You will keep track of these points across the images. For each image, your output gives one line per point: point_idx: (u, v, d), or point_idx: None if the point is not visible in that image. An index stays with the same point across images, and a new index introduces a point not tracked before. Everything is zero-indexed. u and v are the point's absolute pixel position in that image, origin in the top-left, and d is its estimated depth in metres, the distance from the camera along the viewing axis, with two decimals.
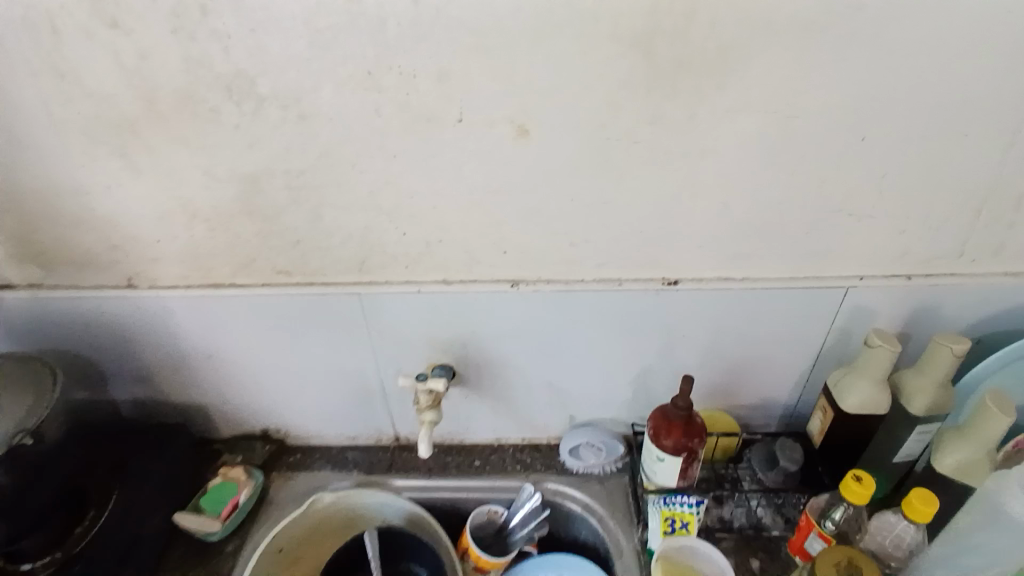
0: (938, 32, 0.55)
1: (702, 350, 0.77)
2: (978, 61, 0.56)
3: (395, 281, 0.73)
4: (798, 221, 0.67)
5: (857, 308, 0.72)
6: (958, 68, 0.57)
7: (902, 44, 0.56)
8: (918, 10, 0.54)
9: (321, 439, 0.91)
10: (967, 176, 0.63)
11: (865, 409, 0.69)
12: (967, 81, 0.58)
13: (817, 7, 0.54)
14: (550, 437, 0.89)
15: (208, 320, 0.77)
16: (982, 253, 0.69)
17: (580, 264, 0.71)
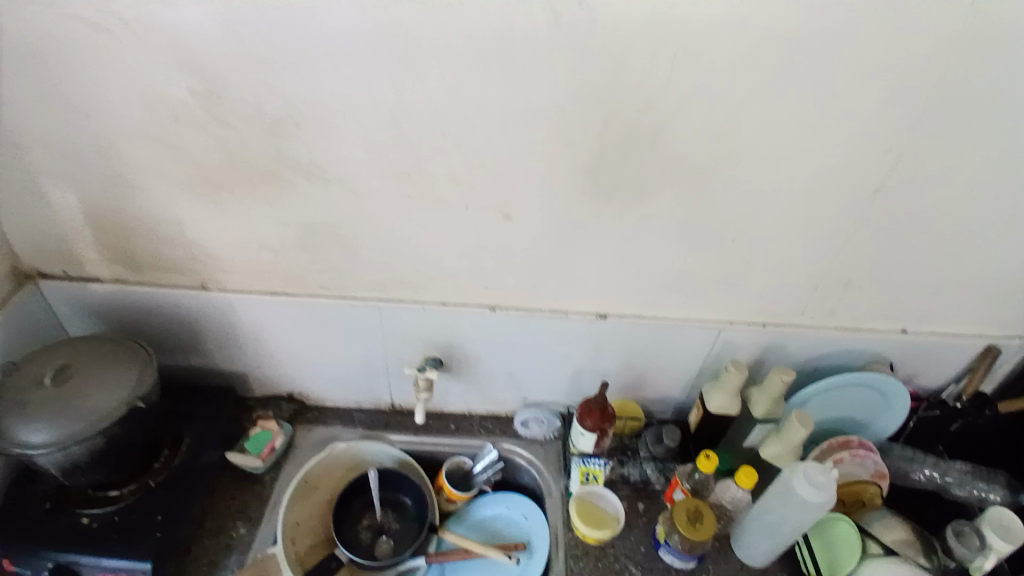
0: (798, 185, 0.82)
1: (622, 360, 1.08)
2: (822, 204, 0.84)
3: (406, 300, 0.99)
4: (695, 284, 0.96)
5: (727, 342, 1.03)
6: (809, 207, 0.84)
7: (773, 190, 0.82)
8: (784, 172, 0.81)
9: (333, 401, 1.19)
10: (809, 269, 0.93)
11: (722, 410, 1.01)
12: (814, 215, 0.85)
13: (719, 162, 0.80)
14: (507, 410, 1.20)
15: (260, 316, 1.01)
16: (819, 314, 0.99)
17: (540, 298, 0.99)
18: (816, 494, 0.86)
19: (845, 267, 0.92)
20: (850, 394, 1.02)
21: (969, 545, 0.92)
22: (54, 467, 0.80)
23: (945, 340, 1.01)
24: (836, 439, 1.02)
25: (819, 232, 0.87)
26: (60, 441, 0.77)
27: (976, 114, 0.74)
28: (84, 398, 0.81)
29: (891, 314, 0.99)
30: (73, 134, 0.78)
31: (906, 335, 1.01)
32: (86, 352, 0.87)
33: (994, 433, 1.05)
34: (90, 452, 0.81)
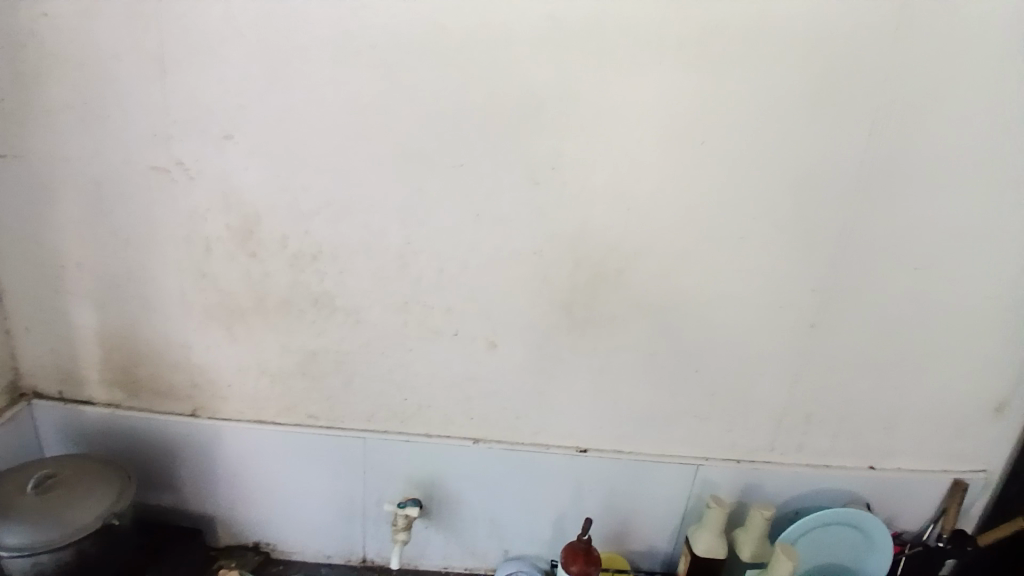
0: (744, 319, 0.94)
1: (605, 502, 1.06)
2: (769, 338, 0.95)
3: (391, 432, 1.02)
4: (668, 418, 1.01)
5: (705, 480, 1.04)
6: (760, 340, 0.95)
7: (725, 324, 0.94)
8: (732, 307, 0.93)
9: (301, 555, 1.11)
10: (771, 402, 1.00)
11: (709, 552, 0.99)
12: (765, 348, 0.96)
13: (676, 297, 0.92)
14: (487, 567, 1.13)
15: (244, 447, 1.02)
16: (788, 450, 1.04)
17: (522, 431, 1.02)
18: None
19: (803, 399, 1.00)
20: (833, 532, 1.03)
21: None
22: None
23: (912, 480, 1.06)
24: None
25: (773, 364, 0.97)
26: (30, 546, 0.78)
27: (874, 259, 0.91)
28: (63, 509, 0.82)
29: (854, 449, 1.04)
30: (117, 263, 0.91)
31: (875, 471, 1.05)
32: (81, 463, 0.90)
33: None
34: (55, 566, 0.80)
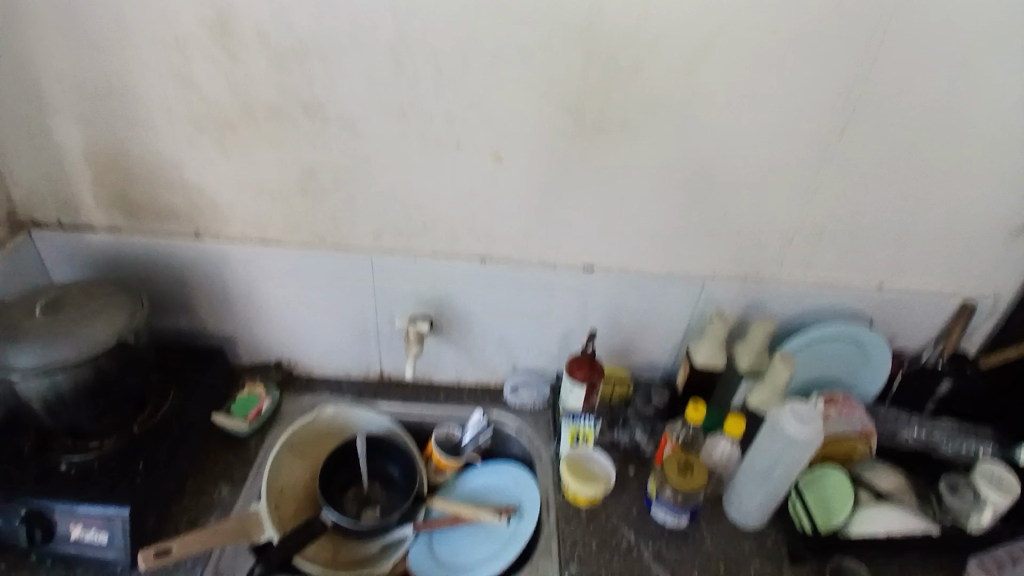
0: (766, 125, 0.87)
1: (609, 319, 1.09)
2: (791, 146, 0.89)
3: (397, 251, 1.01)
4: (678, 235, 0.99)
5: (710, 296, 1.05)
6: (780, 148, 0.90)
7: (745, 131, 0.88)
8: (755, 110, 0.86)
9: (320, 370, 1.18)
10: (786, 218, 0.97)
11: (708, 363, 1.02)
12: (786, 157, 0.90)
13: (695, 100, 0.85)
14: (496, 379, 1.19)
15: (252, 267, 1.03)
16: (798, 268, 1.03)
17: (528, 249, 1.02)
18: (805, 429, 0.86)
19: (820, 214, 0.96)
20: (830, 348, 1.05)
21: (962, 499, 0.93)
22: (37, 400, 0.83)
23: (920, 298, 1.06)
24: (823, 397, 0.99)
25: (792, 176, 0.92)
26: (48, 367, 0.80)
27: (920, 50, 0.81)
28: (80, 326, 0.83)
29: (865, 265, 1.02)
30: (90, 69, 0.84)
31: (882, 290, 1.05)
32: (81, 293, 0.89)
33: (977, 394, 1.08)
34: (74, 385, 0.83)
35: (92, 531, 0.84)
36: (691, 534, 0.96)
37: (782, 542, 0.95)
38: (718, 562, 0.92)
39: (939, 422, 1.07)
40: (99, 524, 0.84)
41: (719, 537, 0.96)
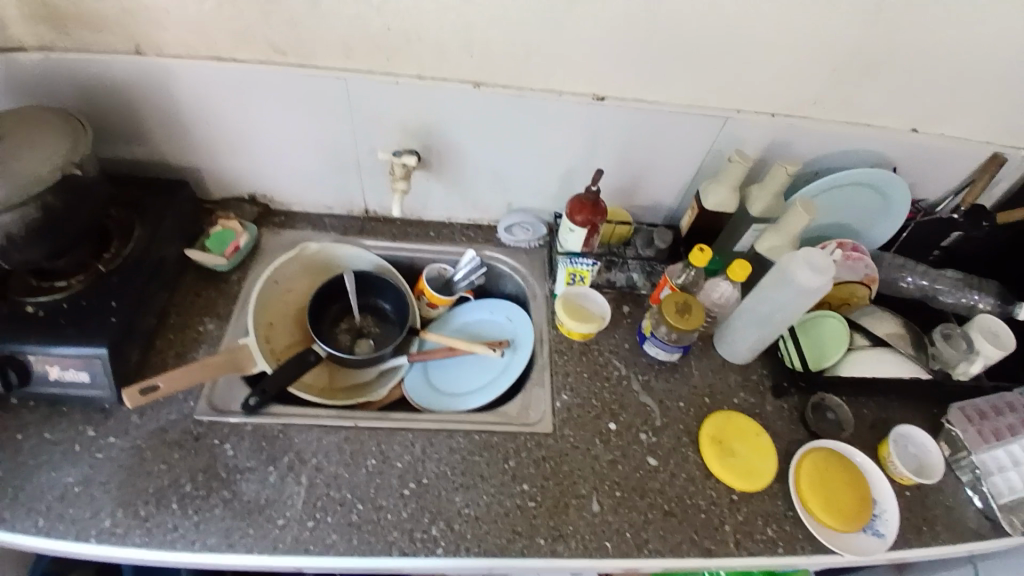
0: None
1: (614, 156, 1.00)
2: None
3: (377, 71, 0.88)
4: (699, 59, 0.87)
5: (730, 134, 0.97)
6: None
7: None
8: None
9: (301, 206, 1.10)
10: (829, 40, 0.84)
11: (719, 206, 0.96)
12: None
13: None
14: (489, 219, 1.13)
15: (209, 89, 0.90)
16: (829, 103, 0.93)
17: (529, 72, 0.89)
18: (816, 277, 0.83)
19: (866, 40, 0.84)
20: (850, 195, 1.00)
21: (956, 348, 0.96)
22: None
23: (949, 146, 0.99)
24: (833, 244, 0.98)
25: None
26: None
27: None
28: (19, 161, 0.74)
29: (901, 103, 0.93)
30: None
31: (916, 133, 0.97)
32: (13, 117, 0.79)
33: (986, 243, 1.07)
34: (22, 225, 0.74)
35: (70, 370, 0.81)
36: (680, 367, 0.99)
37: (766, 375, 0.99)
38: (704, 393, 0.97)
39: (945, 271, 1.07)
40: (76, 364, 0.81)
41: (707, 371, 0.99)
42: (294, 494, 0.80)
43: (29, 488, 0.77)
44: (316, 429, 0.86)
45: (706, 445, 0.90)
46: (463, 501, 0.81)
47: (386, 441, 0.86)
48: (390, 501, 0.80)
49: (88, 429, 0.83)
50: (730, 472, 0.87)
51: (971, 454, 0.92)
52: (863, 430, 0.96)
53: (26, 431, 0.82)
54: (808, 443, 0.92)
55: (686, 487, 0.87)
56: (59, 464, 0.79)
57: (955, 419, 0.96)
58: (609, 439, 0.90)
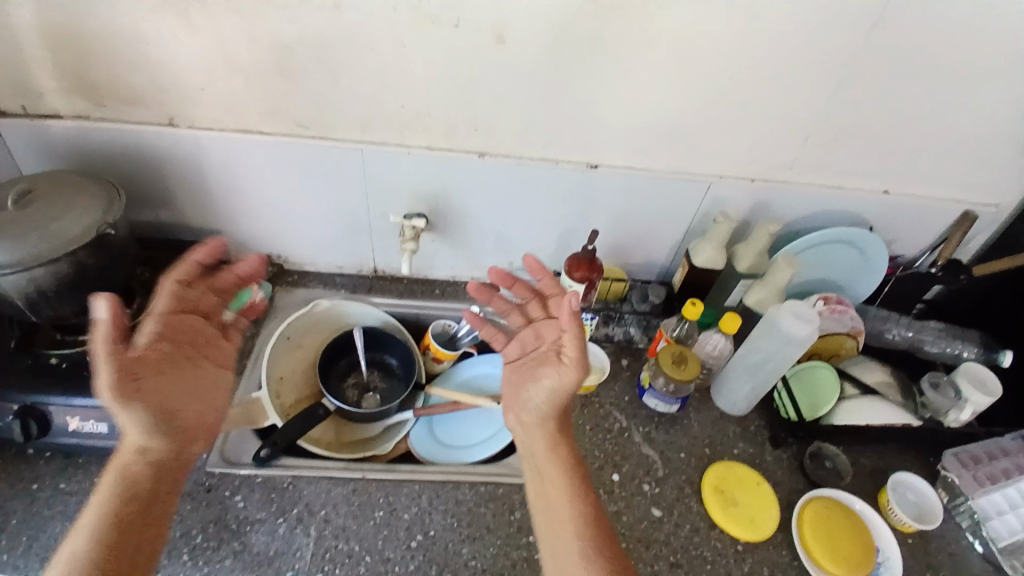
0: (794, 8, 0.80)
1: (609, 217, 1.07)
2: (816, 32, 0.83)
3: (390, 142, 0.96)
4: (684, 130, 0.96)
5: (715, 197, 1.04)
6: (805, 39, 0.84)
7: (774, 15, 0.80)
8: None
9: (313, 266, 1.16)
10: (800, 114, 0.93)
11: (708, 264, 1.03)
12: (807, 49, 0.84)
13: None
14: (492, 277, 1.19)
15: (234, 159, 0.97)
16: (805, 168, 1.01)
17: (529, 142, 0.97)
18: (801, 327, 0.88)
19: (837, 111, 0.93)
20: (830, 252, 1.07)
21: (946, 396, 0.99)
22: (16, 294, 0.79)
23: (920, 206, 1.06)
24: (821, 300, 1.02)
25: (815, 69, 0.87)
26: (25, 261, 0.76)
27: None
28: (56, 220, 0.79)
29: (872, 168, 1.01)
30: None
31: (887, 195, 1.05)
32: (55, 180, 0.86)
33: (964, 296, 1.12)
34: (54, 279, 0.80)
35: (90, 422, 0.84)
36: (679, 418, 1.02)
37: (763, 425, 1.02)
38: (704, 444, 0.99)
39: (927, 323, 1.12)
40: (97, 415, 0.83)
41: (706, 422, 1.02)
42: (303, 546, 0.80)
43: (42, 539, 0.78)
44: (325, 481, 0.87)
45: (709, 495, 0.91)
46: (470, 553, 0.82)
47: (394, 492, 0.87)
48: (398, 553, 0.81)
49: (102, 481, 0.84)
50: (733, 521, 0.88)
51: (970, 499, 0.94)
52: (860, 479, 0.99)
53: (42, 481, 0.84)
54: (808, 492, 0.94)
55: (690, 538, 0.88)
56: (72, 516, 0.81)
57: (950, 465, 0.98)
58: (613, 490, 0.92)
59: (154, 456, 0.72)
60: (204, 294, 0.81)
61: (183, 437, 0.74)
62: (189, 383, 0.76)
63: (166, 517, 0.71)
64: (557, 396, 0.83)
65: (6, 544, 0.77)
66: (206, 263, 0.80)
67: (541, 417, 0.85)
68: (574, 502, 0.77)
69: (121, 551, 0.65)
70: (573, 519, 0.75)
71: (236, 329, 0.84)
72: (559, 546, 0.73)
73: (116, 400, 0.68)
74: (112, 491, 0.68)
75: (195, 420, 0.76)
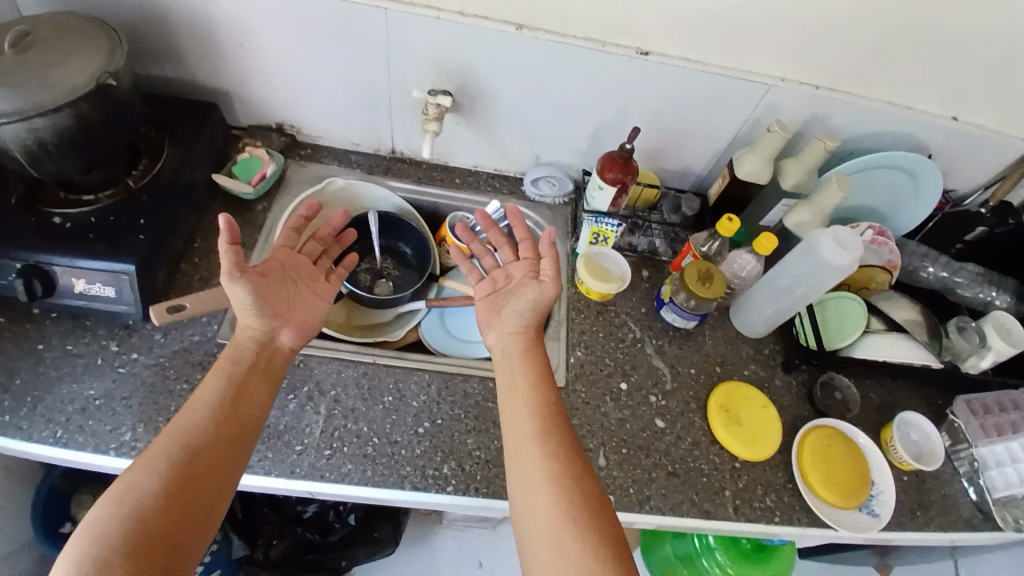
0: None
1: (651, 116, 0.98)
2: None
3: (418, 4, 0.85)
4: (752, 22, 0.84)
5: (771, 104, 0.95)
6: None
7: None
8: None
9: (327, 140, 1.09)
10: (887, 13, 0.82)
11: (751, 177, 0.95)
12: None
13: None
14: (516, 170, 1.12)
15: (244, 9, 0.87)
16: (878, 80, 0.91)
17: (574, 19, 0.86)
18: (841, 254, 0.83)
19: (928, 13, 0.81)
20: (884, 177, 0.99)
21: (969, 340, 0.98)
22: (16, 147, 0.73)
23: (994, 135, 0.97)
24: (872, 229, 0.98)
25: None
26: (27, 113, 0.70)
27: None
28: (52, 67, 0.73)
29: (952, 86, 0.91)
30: None
31: (956, 122, 0.95)
32: (48, 24, 0.77)
33: (1013, 239, 1.06)
34: (55, 133, 0.73)
35: (97, 285, 0.82)
36: (694, 335, 1.00)
37: (777, 350, 1.01)
38: (715, 362, 0.98)
39: (966, 264, 1.07)
40: (103, 279, 0.82)
41: (720, 341, 1.00)
42: (312, 423, 0.82)
43: (50, 399, 0.81)
44: (335, 362, 0.87)
45: (714, 412, 0.92)
46: (475, 444, 0.84)
47: (403, 380, 0.87)
48: (404, 437, 0.83)
49: (111, 343, 0.86)
50: (734, 438, 0.89)
51: (972, 447, 0.96)
52: (865, 412, 0.99)
53: (48, 343, 0.85)
54: (811, 420, 0.95)
55: (689, 451, 0.89)
56: (81, 376, 0.83)
57: (959, 411, 0.99)
58: (619, 398, 0.92)
59: (259, 334, 0.79)
60: (309, 241, 0.92)
61: (284, 322, 0.81)
62: (297, 297, 0.84)
63: (264, 398, 0.76)
64: (536, 312, 0.84)
65: (12, 403, 0.80)
66: (309, 219, 0.92)
67: (525, 331, 0.85)
68: (545, 425, 0.75)
69: (227, 418, 0.71)
70: (541, 440, 0.73)
71: (340, 271, 0.92)
72: (527, 467, 0.72)
73: (230, 274, 0.74)
74: (227, 367, 0.76)
75: (300, 316, 0.83)
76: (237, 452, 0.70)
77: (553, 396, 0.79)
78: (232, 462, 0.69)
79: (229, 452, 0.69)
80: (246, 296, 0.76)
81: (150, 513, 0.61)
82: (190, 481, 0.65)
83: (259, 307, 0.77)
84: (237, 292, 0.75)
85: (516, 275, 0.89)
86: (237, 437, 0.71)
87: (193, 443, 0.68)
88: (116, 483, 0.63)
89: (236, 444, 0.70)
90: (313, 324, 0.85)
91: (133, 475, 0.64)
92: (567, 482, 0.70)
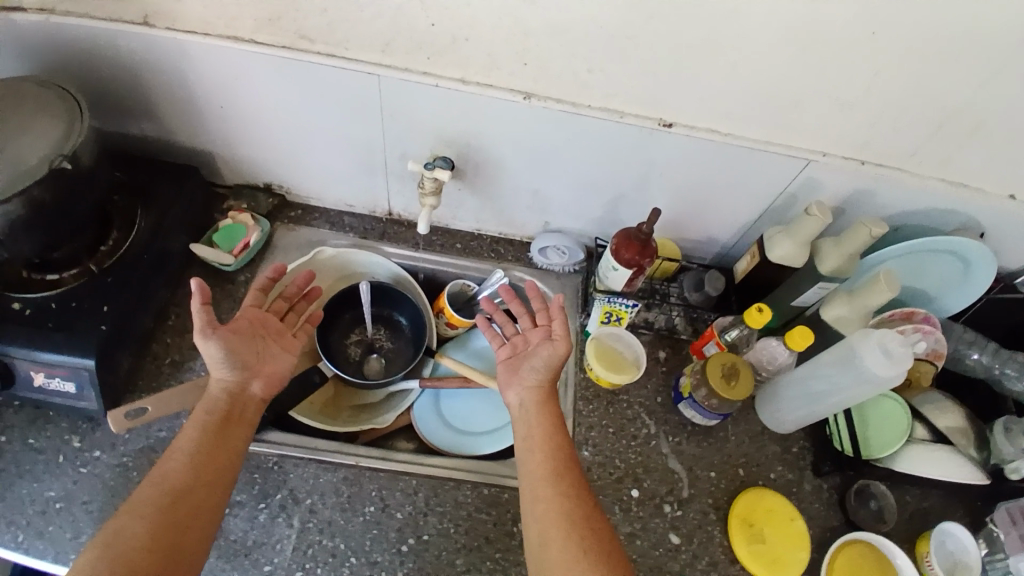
0: None
1: (672, 188, 0.89)
2: None
3: (415, 71, 0.76)
4: (789, 95, 0.74)
5: (810, 179, 0.84)
6: None
7: None
8: None
9: (319, 201, 1.01)
10: (945, 90, 0.72)
11: (784, 260, 0.85)
12: None
13: None
14: (523, 235, 1.03)
15: (225, 72, 0.79)
16: (931, 158, 0.80)
17: (589, 90, 0.77)
18: (888, 366, 0.73)
19: (991, 92, 0.71)
20: (935, 262, 0.89)
21: (1015, 443, 0.83)
22: None
23: None
24: (898, 311, 0.91)
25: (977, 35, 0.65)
26: None
27: None
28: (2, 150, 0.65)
29: (1016, 166, 0.80)
30: None
31: (1010, 203, 0.84)
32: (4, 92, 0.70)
33: None
34: (6, 221, 0.66)
35: (56, 379, 0.75)
36: (714, 431, 0.90)
37: (808, 449, 0.91)
38: (738, 464, 0.88)
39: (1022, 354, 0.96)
40: (63, 373, 0.75)
41: (743, 439, 0.90)
42: (283, 539, 0.74)
43: (11, 498, 0.74)
44: (313, 465, 0.79)
45: (736, 526, 0.82)
46: (465, 566, 0.75)
47: (387, 486, 0.79)
48: (386, 558, 0.74)
49: (73, 439, 0.79)
50: (757, 560, 0.80)
51: (1009, 558, 0.83)
52: (904, 524, 0.89)
53: (11, 435, 0.78)
54: (846, 532, 0.84)
55: (707, 573, 0.80)
56: (43, 475, 0.76)
57: (999, 520, 0.86)
58: (630, 508, 0.82)
59: (231, 384, 0.72)
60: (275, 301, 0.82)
61: (256, 373, 0.74)
62: (269, 350, 0.77)
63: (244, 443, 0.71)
64: (551, 370, 0.76)
65: None
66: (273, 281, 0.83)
67: (542, 385, 0.77)
68: (559, 467, 0.70)
69: (209, 460, 0.66)
70: (554, 480, 0.68)
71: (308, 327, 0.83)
72: (539, 508, 0.67)
73: (202, 331, 0.69)
74: (201, 418, 0.70)
75: (271, 367, 0.76)
76: (218, 495, 0.65)
77: (568, 439, 0.73)
78: (215, 503, 0.65)
79: (212, 494, 0.65)
80: (218, 349, 0.70)
81: (133, 561, 0.57)
82: (173, 525, 0.61)
83: (230, 362, 0.71)
84: (209, 347, 0.69)
85: (534, 341, 0.80)
86: (219, 479, 0.66)
87: (177, 486, 0.63)
88: (101, 533, 0.60)
89: (217, 486, 0.66)
90: (283, 379, 0.77)
91: (118, 523, 0.60)
92: (579, 521, 0.65)
